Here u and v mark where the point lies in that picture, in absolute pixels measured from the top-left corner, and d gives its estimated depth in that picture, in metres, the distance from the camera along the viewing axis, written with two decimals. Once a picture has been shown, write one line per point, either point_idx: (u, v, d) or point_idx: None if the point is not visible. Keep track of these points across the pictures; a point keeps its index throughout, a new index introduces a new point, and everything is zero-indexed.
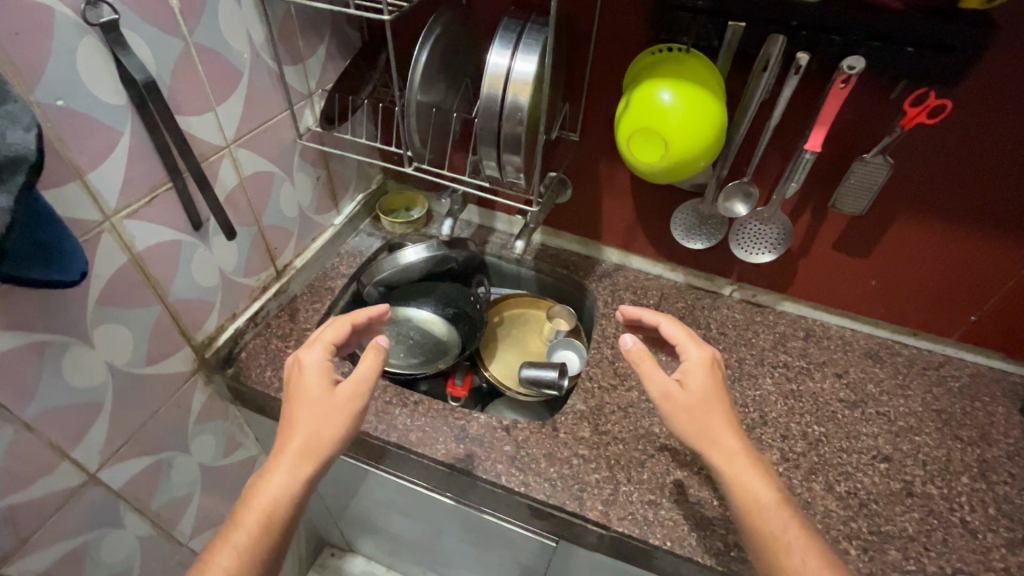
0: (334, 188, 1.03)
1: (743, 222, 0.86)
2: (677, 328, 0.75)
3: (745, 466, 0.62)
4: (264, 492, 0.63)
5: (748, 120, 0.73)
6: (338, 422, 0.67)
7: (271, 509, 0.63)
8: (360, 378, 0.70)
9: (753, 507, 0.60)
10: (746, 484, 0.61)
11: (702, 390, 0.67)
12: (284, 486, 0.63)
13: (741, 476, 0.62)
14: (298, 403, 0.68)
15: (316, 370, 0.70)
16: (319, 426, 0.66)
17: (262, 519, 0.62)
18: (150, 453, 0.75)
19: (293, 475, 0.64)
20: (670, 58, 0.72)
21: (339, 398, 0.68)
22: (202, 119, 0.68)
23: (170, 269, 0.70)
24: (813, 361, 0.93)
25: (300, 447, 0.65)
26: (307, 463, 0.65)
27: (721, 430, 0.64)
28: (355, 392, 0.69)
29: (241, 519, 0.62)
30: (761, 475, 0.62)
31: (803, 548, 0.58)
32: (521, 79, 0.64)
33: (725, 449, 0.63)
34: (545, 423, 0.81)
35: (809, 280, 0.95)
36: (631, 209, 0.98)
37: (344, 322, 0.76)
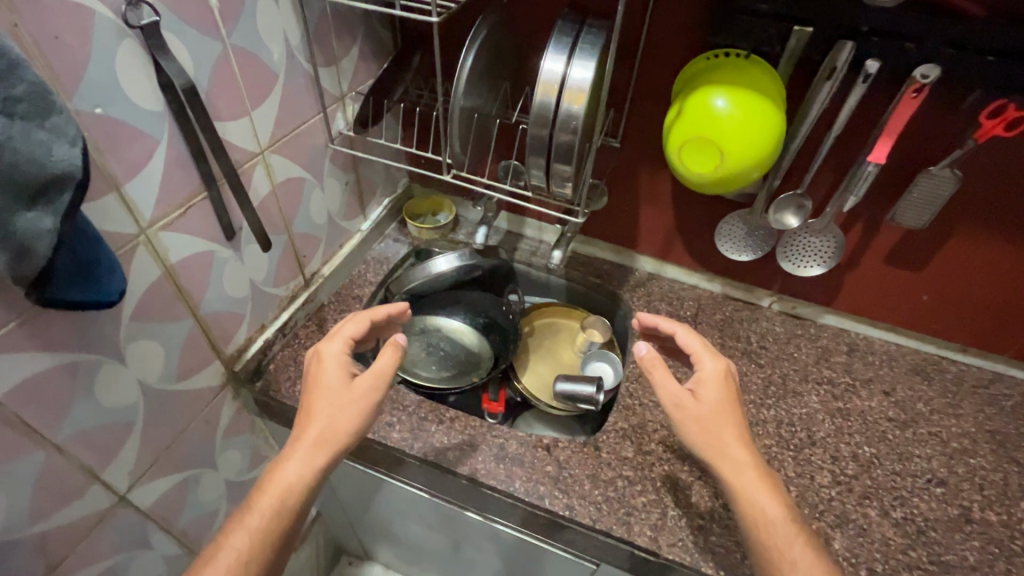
0: (362, 193, 0.99)
1: (794, 235, 0.84)
2: (692, 337, 0.72)
3: (752, 480, 0.60)
4: (279, 480, 0.64)
5: (806, 130, 0.71)
6: (352, 414, 0.68)
7: (285, 500, 0.63)
8: (376, 372, 0.70)
9: (759, 522, 0.59)
10: (754, 499, 0.59)
11: (716, 401, 0.64)
12: (300, 478, 0.65)
13: (747, 490, 0.60)
14: (316, 393, 0.70)
15: (335, 362, 0.72)
16: (335, 416, 0.68)
17: (274, 507, 0.63)
18: (178, 471, 0.73)
19: (309, 465, 0.65)
20: (728, 63, 0.69)
21: (356, 391, 0.69)
22: (237, 124, 0.65)
23: (202, 281, 0.67)
24: (858, 377, 0.90)
25: (315, 436, 0.66)
26: (322, 453, 0.66)
27: (732, 443, 0.62)
28: (371, 386, 0.70)
29: (256, 504, 0.63)
30: (766, 488, 0.60)
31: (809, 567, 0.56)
32: (577, 86, 0.60)
33: (733, 465, 0.61)
34: (586, 442, 0.78)
35: (854, 293, 0.91)
36: (670, 217, 0.95)
37: (363, 318, 0.78)
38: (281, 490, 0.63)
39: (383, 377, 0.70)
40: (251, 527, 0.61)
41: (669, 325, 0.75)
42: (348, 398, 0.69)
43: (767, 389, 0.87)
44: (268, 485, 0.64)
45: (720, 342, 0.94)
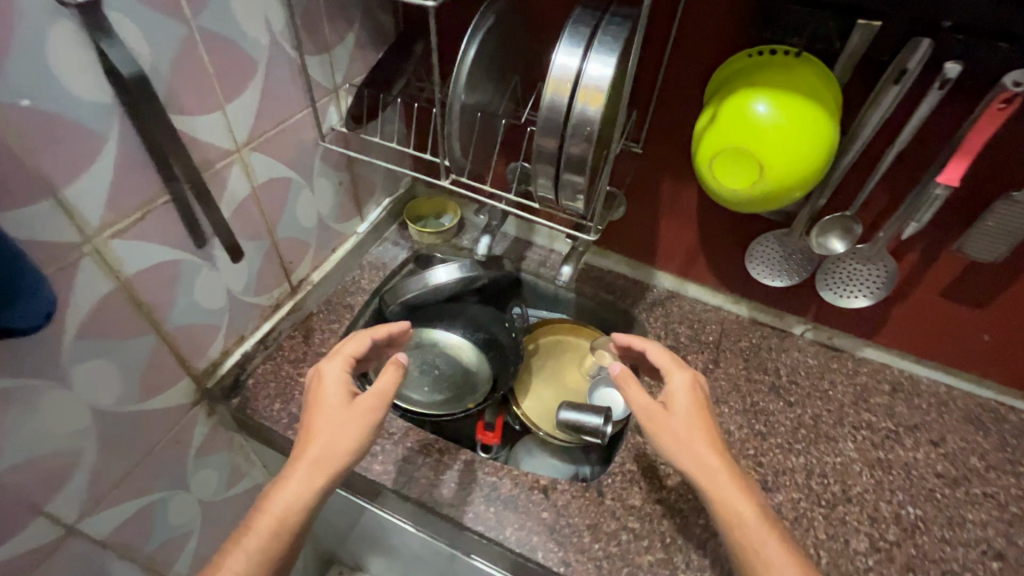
0: (358, 193, 0.92)
1: (838, 261, 0.75)
2: (660, 350, 0.65)
3: (722, 485, 0.54)
4: (277, 497, 0.57)
5: (862, 143, 0.61)
6: (355, 432, 0.61)
7: (286, 517, 0.57)
8: (379, 390, 0.64)
9: (735, 529, 0.52)
10: (728, 506, 0.53)
11: (689, 413, 0.59)
12: (299, 501, 0.58)
13: (721, 494, 0.54)
14: (316, 413, 0.63)
15: (334, 382, 0.65)
16: (336, 435, 0.61)
17: (273, 525, 0.57)
18: (143, 496, 0.66)
19: (308, 487, 0.58)
20: (774, 62, 0.59)
21: (357, 409, 0.62)
22: (209, 121, 0.57)
23: (167, 293, 0.60)
24: (902, 423, 0.79)
25: (316, 456, 0.59)
26: (323, 475, 0.59)
27: (698, 445, 0.56)
28: (375, 405, 0.63)
29: (254, 522, 0.57)
30: (740, 493, 0.54)
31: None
32: (593, 85, 0.51)
33: (701, 470, 0.55)
34: (589, 486, 0.70)
35: (903, 327, 0.81)
36: (694, 232, 0.85)
37: (365, 336, 0.71)
38: (281, 508, 0.57)
39: (388, 396, 0.64)
40: (248, 550, 0.55)
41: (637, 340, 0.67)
42: (351, 416, 0.62)
43: (797, 432, 0.78)
44: (267, 504, 0.57)
45: (745, 374, 0.84)
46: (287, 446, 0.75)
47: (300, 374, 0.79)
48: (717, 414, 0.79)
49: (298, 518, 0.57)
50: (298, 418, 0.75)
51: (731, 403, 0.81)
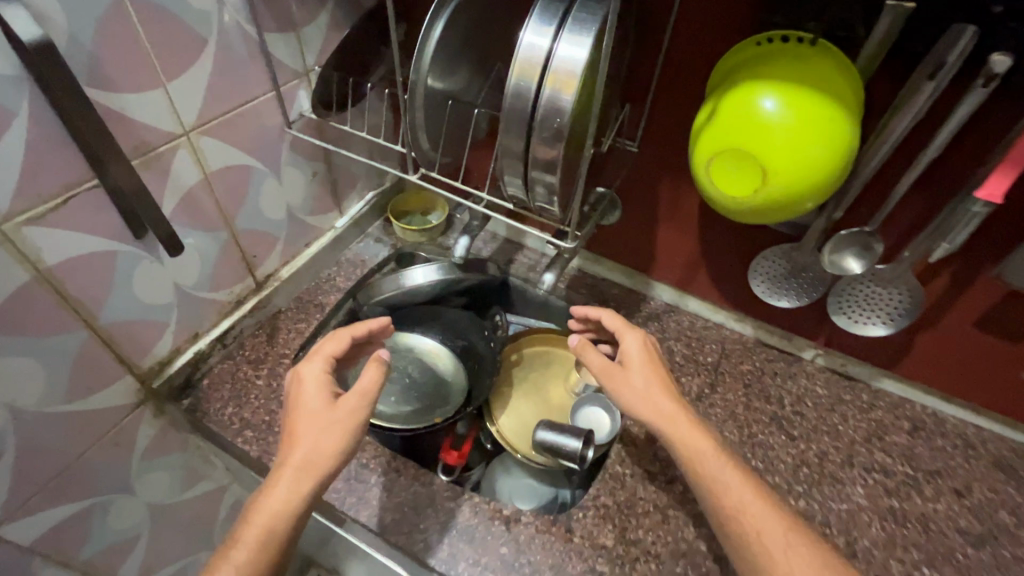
0: (336, 185, 0.86)
1: (853, 282, 0.66)
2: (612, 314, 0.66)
3: (675, 426, 0.55)
4: (264, 506, 0.52)
5: (890, 147, 0.53)
6: (342, 434, 0.55)
7: (275, 525, 0.51)
8: (362, 389, 0.58)
9: (694, 466, 0.53)
10: (683, 447, 0.54)
11: (644, 366, 0.60)
12: (287, 509, 0.52)
13: (679, 435, 0.55)
14: (297, 417, 0.57)
15: (314, 385, 0.59)
16: (321, 438, 0.55)
17: (262, 537, 0.51)
18: (76, 501, 0.62)
19: (295, 493, 0.53)
20: (784, 50, 0.51)
21: (342, 409, 0.57)
22: (147, 100, 0.53)
23: (102, 285, 0.56)
24: (922, 467, 0.70)
25: (300, 461, 0.53)
26: (310, 481, 0.53)
27: (646, 392, 0.57)
28: (358, 406, 0.57)
29: (243, 534, 0.51)
30: (694, 435, 0.54)
31: (753, 514, 0.49)
32: (565, 68, 0.44)
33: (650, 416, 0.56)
34: (556, 519, 0.63)
35: (928, 358, 0.71)
36: (694, 242, 0.77)
37: (345, 334, 0.65)
38: (268, 517, 0.51)
39: (370, 396, 0.58)
40: (234, 566, 0.49)
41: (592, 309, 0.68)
42: (335, 418, 0.56)
43: (798, 471, 0.69)
44: (253, 516, 0.52)
45: (744, 402, 0.76)
46: (236, 454, 0.70)
47: (259, 376, 0.75)
48: None
49: (288, 526, 0.52)
50: (249, 425, 0.70)
51: (727, 433, 0.73)
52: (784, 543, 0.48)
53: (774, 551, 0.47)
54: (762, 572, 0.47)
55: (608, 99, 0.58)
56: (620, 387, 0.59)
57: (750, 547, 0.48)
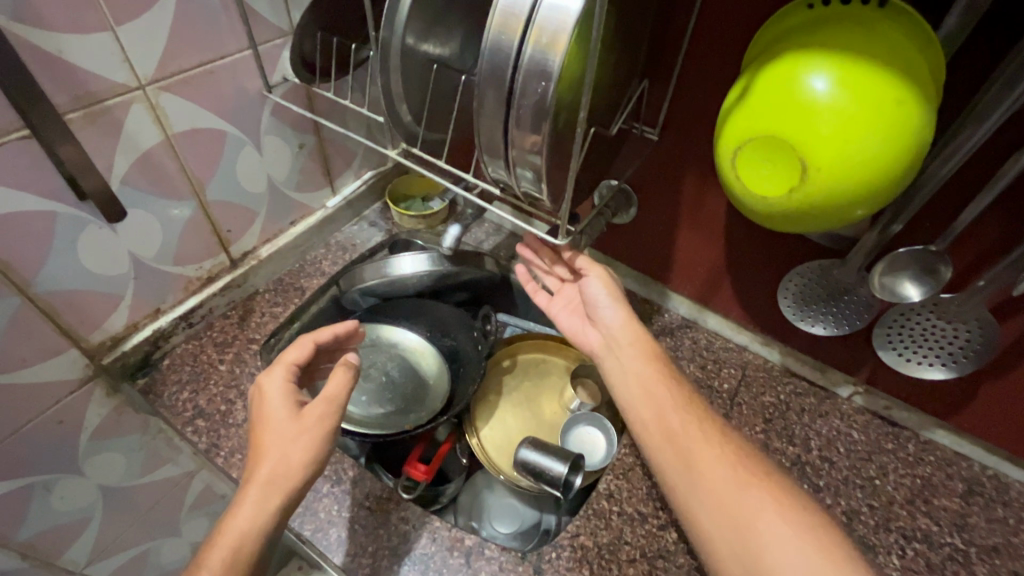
0: (329, 161, 0.79)
1: (909, 311, 0.55)
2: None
3: (624, 338, 0.59)
4: (230, 526, 0.45)
5: (975, 143, 0.41)
6: (312, 444, 0.48)
7: (243, 545, 0.45)
8: (328, 395, 0.50)
9: (645, 361, 0.57)
10: (625, 359, 0.58)
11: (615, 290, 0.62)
12: (257, 527, 0.46)
13: (636, 332, 0.59)
14: (260, 431, 0.49)
15: (275, 394, 0.51)
16: (288, 452, 0.47)
17: (228, 560, 0.44)
18: (12, 478, 0.58)
19: (262, 510, 0.46)
20: (842, 13, 0.41)
21: (309, 419, 0.49)
22: (91, 44, 0.47)
23: (37, 249, 0.50)
24: (976, 542, 0.58)
25: (266, 476, 0.47)
26: (280, 496, 0.46)
27: (605, 302, 0.61)
28: (327, 414, 0.49)
29: (206, 557, 0.44)
30: (637, 350, 0.58)
31: (682, 413, 0.53)
32: (554, 19, 0.37)
33: (605, 326, 0.61)
34: (524, 556, 0.55)
35: (995, 411, 0.59)
36: (719, 250, 0.66)
37: (308, 340, 0.57)
38: (235, 538, 0.45)
39: (340, 402, 0.50)
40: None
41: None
42: (302, 427, 0.48)
43: None
44: (220, 536, 0.45)
45: (762, 440, 0.65)
46: (188, 443, 0.65)
47: (222, 361, 0.70)
48: None
49: (258, 546, 0.46)
50: (202, 414, 0.65)
51: None
52: (717, 433, 0.52)
53: (708, 438, 0.51)
54: (689, 453, 0.50)
55: (621, 71, 0.49)
56: (586, 291, 0.62)
57: (686, 435, 0.51)
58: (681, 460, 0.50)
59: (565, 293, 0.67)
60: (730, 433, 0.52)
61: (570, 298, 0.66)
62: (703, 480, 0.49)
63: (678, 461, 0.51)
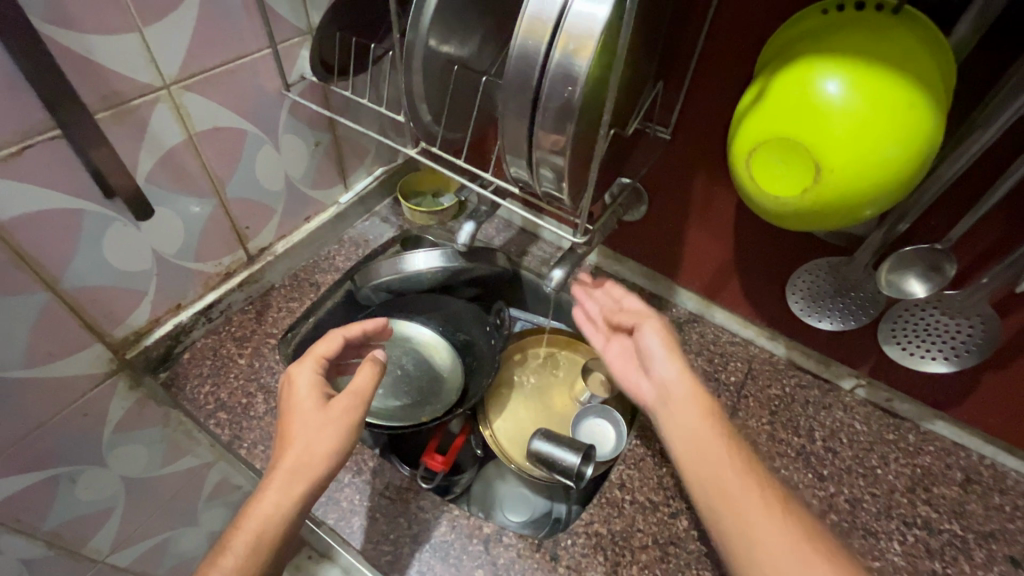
0: (344, 158, 0.80)
1: (912, 308, 0.57)
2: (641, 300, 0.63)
3: (681, 396, 0.53)
4: (254, 510, 0.47)
5: (981, 148, 0.43)
6: (338, 435, 0.50)
7: (265, 531, 0.47)
8: (356, 389, 0.52)
9: (703, 423, 0.51)
10: (681, 419, 0.52)
11: (664, 344, 0.56)
12: (280, 514, 0.47)
13: (693, 390, 0.53)
14: (289, 419, 0.51)
15: (305, 383, 0.53)
16: (313, 441, 0.49)
17: (251, 544, 0.46)
18: (40, 469, 0.59)
19: (286, 497, 0.48)
20: (857, 20, 0.42)
21: (335, 409, 0.51)
22: (118, 44, 0.48)
23: (65, 247, 0.52)
24: (974, 528, 0.60)
25: (291, 464, 0.48)
26: (303, 484, 0.48)
27: (660, 354, 0.56)
28: (353, 406, 0.51)
29: (232, 540, 0.47)
30: (697, 412, 0.51)
31: (746, 484, 0.46)
32: (580, 26, 0.38)
33: (658, 380, 0.55)
34: (541, 544, 0.57)
35: (993, 404, 0.61)
36: (727, 247, 0.68)
37: (338, 334, 0.58)
38: (258, 524, 0.46)
39: (366, 397, 0.52)
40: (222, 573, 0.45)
41: (624, 290, 0.64)
42: (329, 418, 0.50)
43: (824, 517, 0.61)
44: (243, 522, 0.47)
45: (768, 431, 0.67)
46: (210, 435, 0.67)
47: (242, 355, 0.71)
48: None
49: (279, 534, 0.47)
50: (224, 406, 0.67)
51: None
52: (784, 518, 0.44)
53: (774, 522, 0.44)
54: (750, 536, 0.44)
55: (638, 74, 0.50)
56: (640, 343, 0.58)
57: (747, 513, 0.45)
58: (743, 538, 0.44)
59: (619, 340, 0.62)
60: (799, 513, 0.45)
61: (625, 346, 0.61)
62: (770, 566, 0.42)
63: (739, 542, 0.44)
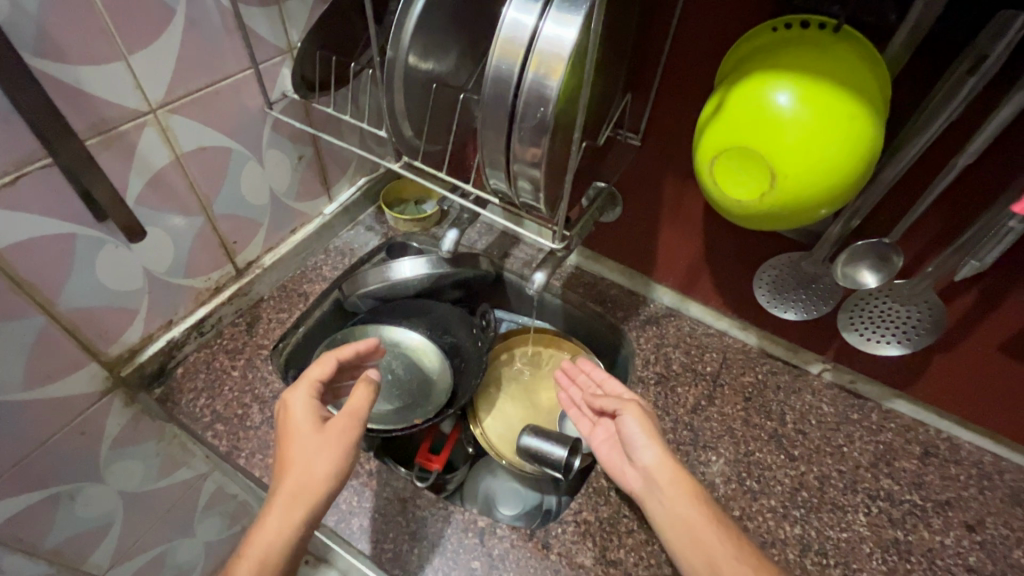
0: (327, 170, 0.82)
1: (867, 297, 0.61)
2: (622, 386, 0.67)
3: (666, 480, 0.54)
4: (259, 536, 0.49)
5: (918, 150, 0.47)
6: (335, 457, 0.52)
7: (269, 556, 0.49)
8: (352, 409, 0.55)
9: (687, 510, 0.53)
10: (670, 506, 0.53)
11: (644, 430, 0.58)
12: (283, 539, 0.49)
13: (676, 475, 0.55)
14: (287, 444, 0.53)
15: (301, 409, 0.55)
16: (312, 464, 0.51)
17: (256, 569, 0.48)
18: (40, 489, 0.60)
19: (288, 523, 0.50)
20: (803, 37, 0.46)
21: (333, 431, 0.53)
22: (105, 73, 0.49)
23: (60, 269, 0.53)
24: (932, 498, 0.65)
25: (291, 489, 0.50)
26: (304, 507, 0.50)
27: (642, 439, 0.57)
28: (350, 427, 0.54)
29: (240, 555, 0.49)
30: (681, 494, 0.53)
31: (738, 566, 0.48)
32: (551, 50, 0.41)
33: (642, 464, 0.57)
34: (534, 534, 0.60)
35: (944, 383, 0.66)
36: (698, 244, 0.72)
37: (331, 357, 0.61)
38: (262, 550, 0.48)
39: (361, 416, 0.54)
40: None
41: (605, 376, 0.68)
42: (325, 440, 0.52)
43: (796, 495, 0.65)
44: (247, 548, 0.49)
45: (742, 417, 0.71)
46: (207, 446, 0.68)
47: (235, 367, 0.73)
48: (702, 462, 0.67)
49: (284, 554, 0.49)
50: (220, 418, 0.68)
51: (722, 450, 0.68)
52: None
53: None
54: None
55: (608, 87, 0.53)
56: (622, 430, 0.59)
57: None
58: None
59: (604, 426, 0.65)
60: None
61: (610, 431, 0.64)
62: None
63: None
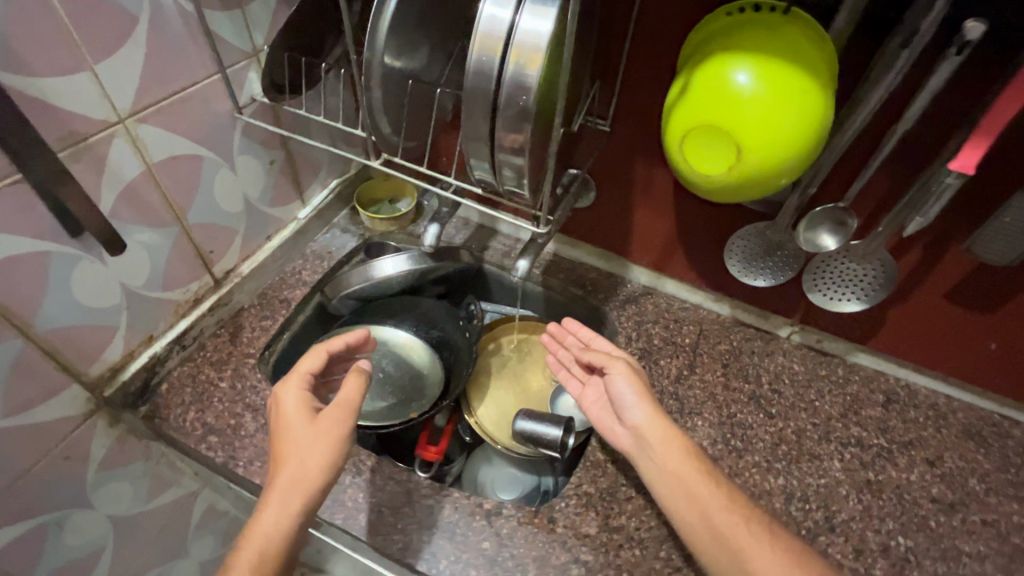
0: (298, 174, 0.81)
1: (828, 259, 0.66)
2: (609, 344, 0.70)
3: (655, 437, 0.58)
4: (255, 531, 0.49)
5: (865, 119, 0.51)
6: (329, 449, 0.52)
7: (268, 549, 0.49)
8: (343, 402, 0.55)
9: (679, 463, 0.56)
10: (660, 461, 0.57)
11: (632, 387, 0.61)
12: (281, 531, 0.50)
13: (667, 433, 0.58)
14: (281, 437, 0.54)
15: (292, 403, 0.55)
16: (307, 456, 0.52)
17: (255, 563, 0.48)
18: (27, 519, 0.58)
19: (284, 516, 0.50)
20: (756, 20, 0.49)
21: (325, 424, 0.53)
22: (71, 85, 0.48)
23: (35, 290, 0.51)
24: (896, 440, 0.71)
25: (287, 482, 0.51)
26: (301, 498, 0.51)
27: (632, 400, 0.61)
28: (341, 419, 0.54)
29: (235, 559, 0.48)
30: (670, 450, 0.57)
31: (728, 514, 0.53)
32: (528, 41, 0.43)
33: (632, 423, 0.60)
34: (538, 510, 0.62)
35: (900, 333, 0.72)
36: (670, 222, 0.76)
37: (322, 349, 0.61)
38: (262, 542, 0.49)
39: (353, 409, 0.55)
40: None
41: (592, 335, 0.71)
42: (318, 433, 0.53)
43: (777, 449, 0.70)
44: (246, 539, 0.49)
45: (723, 382, 0.76)
46: (200, 460, 0.67)
47: (222, 379, 0.72)
48: (689, 427, 0.71)
49: (283, 547, 0.50)
50: (212, 430, 0.68)
51: (707, 415, 0.72)
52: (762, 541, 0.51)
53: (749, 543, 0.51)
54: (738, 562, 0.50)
55: (578, 74, 0.56)
56: (612, 389, 0.62)
57: (730, 537, 0.51)
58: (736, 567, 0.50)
59: (594, 385, 0.67)
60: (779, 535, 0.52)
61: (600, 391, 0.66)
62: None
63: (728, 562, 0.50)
